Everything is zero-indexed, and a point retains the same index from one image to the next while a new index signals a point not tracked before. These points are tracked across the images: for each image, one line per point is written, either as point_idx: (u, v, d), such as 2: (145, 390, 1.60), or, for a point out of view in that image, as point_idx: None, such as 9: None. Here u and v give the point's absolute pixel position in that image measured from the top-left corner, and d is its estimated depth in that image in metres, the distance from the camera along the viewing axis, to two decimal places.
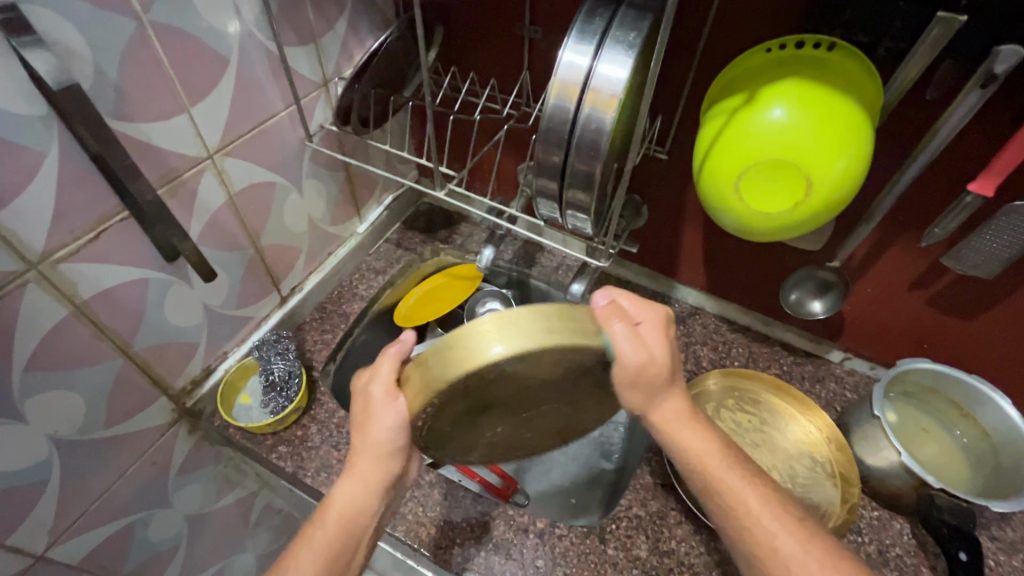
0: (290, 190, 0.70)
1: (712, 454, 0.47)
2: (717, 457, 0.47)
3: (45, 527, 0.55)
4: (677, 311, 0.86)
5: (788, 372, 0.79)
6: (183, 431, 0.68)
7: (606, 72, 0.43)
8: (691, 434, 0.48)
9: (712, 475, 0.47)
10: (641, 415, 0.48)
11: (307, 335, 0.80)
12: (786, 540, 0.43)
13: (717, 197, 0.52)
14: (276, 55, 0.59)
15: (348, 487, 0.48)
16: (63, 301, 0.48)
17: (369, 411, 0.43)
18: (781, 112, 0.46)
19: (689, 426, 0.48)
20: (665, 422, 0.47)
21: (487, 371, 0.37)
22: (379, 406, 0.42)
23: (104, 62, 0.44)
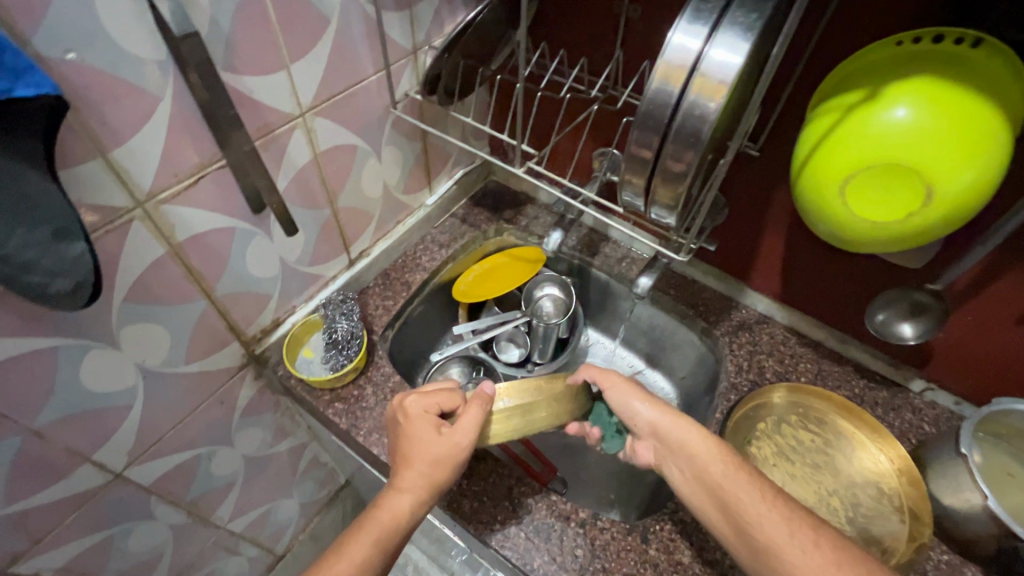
0: (371, 155, 0.71)
1: (714, 459, 0.54)
2: (718, 463, 0.53)
3: (127, 447, 0.60)
4: (743, 318, 0.82)
5: (860, 395, 0.74)
6: (250, 376, 0.71)
7: (719, 57, 0.40)
8: (698, 439, 0.55)
9: (718, 476, 0.52)
10: (655, 431, 0.58)
11: (369, 300, 0.82)
12: (779, 525, 0.48)
13: (815, 200, 0.49)
14: (373, 19, 0.60)
15: (408, 503, 0.52)
16: (162, 242, 0.51)
17: (453, 450, 0.54)
18: (905, 112, 0.42)
19: (694, 435, 0.56)
20: (669, 428, 0.57)
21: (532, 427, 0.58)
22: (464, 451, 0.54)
23: (220, 13, 0.46)
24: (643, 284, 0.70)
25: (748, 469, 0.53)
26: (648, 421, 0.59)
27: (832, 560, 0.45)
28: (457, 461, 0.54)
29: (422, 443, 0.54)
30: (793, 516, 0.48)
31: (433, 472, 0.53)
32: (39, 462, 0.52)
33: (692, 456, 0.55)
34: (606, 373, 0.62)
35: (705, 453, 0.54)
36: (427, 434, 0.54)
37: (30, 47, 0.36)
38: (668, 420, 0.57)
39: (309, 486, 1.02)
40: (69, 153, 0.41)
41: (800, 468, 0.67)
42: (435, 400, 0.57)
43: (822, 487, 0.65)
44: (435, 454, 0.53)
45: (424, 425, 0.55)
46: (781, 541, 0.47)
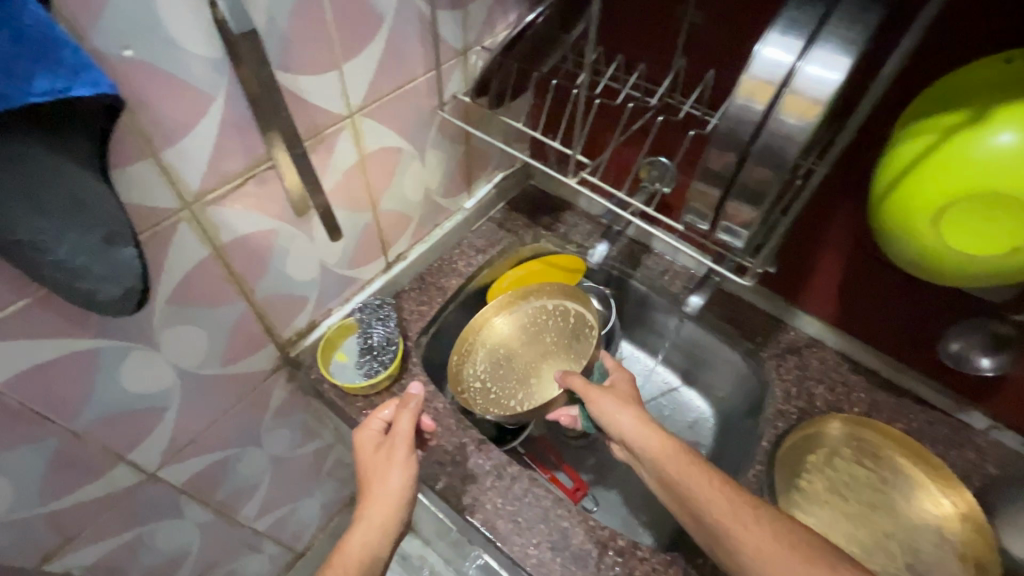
0: (414, 158, 0.69)
1: (670, 457, 0.56)
2: (673, 459, 0.56)
3: (160, 448, 0.59)
4: (792, 340, 0.78)
5: (919, 430, 0.69)
6: (283, 378, 0.70)
7: (814, 73, 0.36)
8: (650, 438, 0.58)
9: (675, 473, 0.55)
10: (618, 435, 0.61)
11: (404, 304, 0.80)
12: (721, 505, 0.51)
13: (900, 230, 0.46)
14: (427, 18, 0.57)
15: (365, 526, 0.58)
16: (206, 244, 0.50)
17: (388, 464, 0.60)
18: (1012, 138, 0.38)
19: (652, 438, 0.58)
20: (627, 430, 0.60)
21: (530, 319, 0.85)
22: (396, 464, 0.60)
23: (277, 11, 0.44)
24: (694, 304, 0.67)
25: (706, 467, 0.55)
26: (619, 429, 0.61)
27: (769, 534, 0.49)
28: (394, 468, 0.60)
29: (367, 460, 0.62)
30: (737, 499, 0.52)
31: (376, 486, 0.60)
32: (75, 461, 0.51)
33: (653, 458, 0.57)
34: (589, 388, 0.64)
35: (662, 453, 0.57)
36: (369, 451, 0.62)
37: (87, 43, 0.34)
38: (636, 427, 0.60)
39: (331, 487, 1.01)
40: (121, 153, 0.40)
41: (853, 506, 0.63)
42: (377, 415, 0.65)
43: (879, 528, 0.61)
44: (373, 466, 0.61)
45: (368, 444, 0.63)
46: (726, 520, 0.50)
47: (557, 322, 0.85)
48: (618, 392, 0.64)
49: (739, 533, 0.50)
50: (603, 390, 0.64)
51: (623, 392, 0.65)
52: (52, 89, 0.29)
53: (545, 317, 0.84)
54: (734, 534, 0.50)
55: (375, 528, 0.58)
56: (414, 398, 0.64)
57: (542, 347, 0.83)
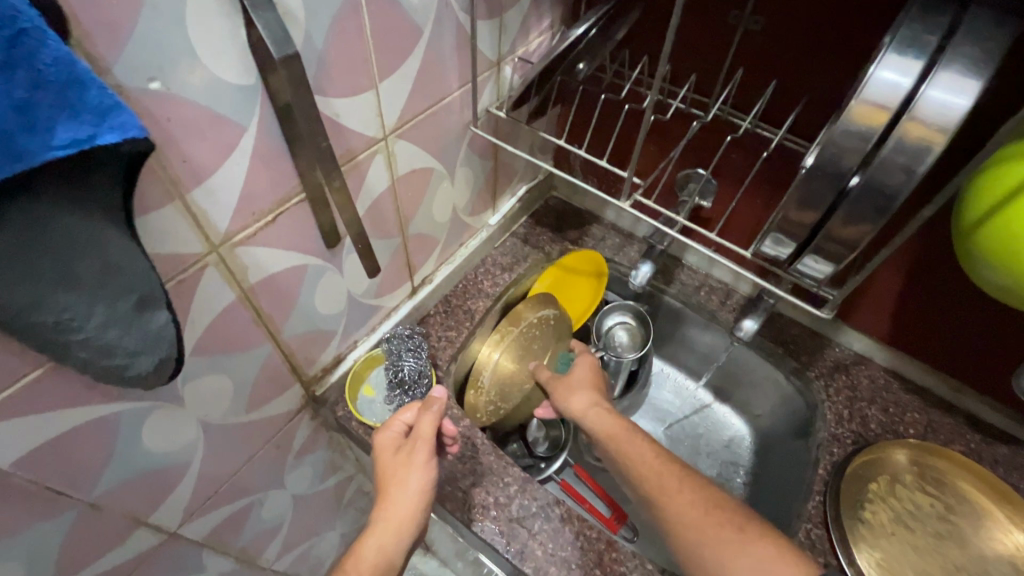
0: (445, 177, 0.65)
1: (616, 438, 0.58)
2: (615, 439, 0.58)
3: (182, 506, 0.54)
4: (838, 357, 0.75)
5: (977, 452, 0.67)
6: (308, 417, 0.66)
7: (939, 98, 0.32)
8: (598, 420, 0.61)
9: (618, 450, 0.57)
10: (568, 416, 0.64)
11: (431, 329, 0.76)
12: (652, 476, 0.53)
13: (1002, 259, 0.41)
14: (466, 29, 0.53)
15: (381, 529, 0.55)
16: (234, 287, 0.45)
17: (405, 467, 0.57)
18: None
19: (598, 419, 0.61)
20: (576, 412, 0.63)
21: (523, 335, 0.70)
22: (413, 466, 0.57)
23: (315, 28, 0.39)
24: (748, 327, 0.65)
25: (650, 441, 0.57)
26: (570, 412, 0.64)
27: (696, 499, 0.50)
28: (412, 471, 0.56)
29: (384, 463, 0.58)
30: (668, 472, 0.53)
31: (394, 489, 0.56)
32: (93, 531, 0.46)
33: (601, 437, 0.60)
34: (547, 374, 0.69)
35: (608, 432, 0.59)
36: (388, 454, 0.58)
37: (111, 77, 0.29)
38: (584, 411, 0.62)
39: (350, 517, 0.96)
40: (143, 197, 0.34)
41: (923, 538, 0.60)
42: (399, 418, 0.60)
43: (949, 561, 0.59)
44: (392, 470, 0.57)
45: (388, 447, 0.59)
46: (654, 492, 0.52)
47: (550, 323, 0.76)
48: (570, 375, 0.67)
49: (669, 505, 0.51)
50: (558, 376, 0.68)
51: (576, 375, 0.67)
52: (76, 139, 0.25)
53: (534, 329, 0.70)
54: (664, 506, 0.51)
55: (391, 533, 0.55)
56: (436, 401, 0.59)
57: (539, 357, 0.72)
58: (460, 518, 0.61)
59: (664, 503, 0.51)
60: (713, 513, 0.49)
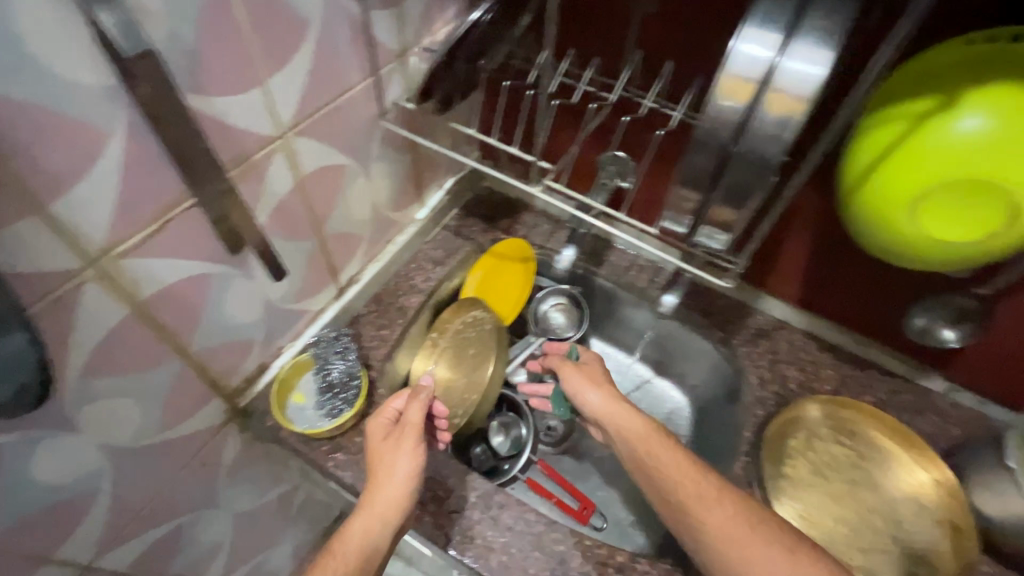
0: (359, 173, 0.63)
1: (642, 437, 0.58)
2: (641, 440, 0.58)
3: (96, 536, 0.51)
4: (760, 324, 0.78)
5: (886, 401, 0.71)
6: (235, 431, 0.63)
7: (797, 69, 0.34)
8: (619, 413, 0.61)
9: (642, 448, 0.57)
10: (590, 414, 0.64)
11: (363, 330, 0.74)
12: (681, 483, 0.53)
13: (878, 221, 0.45)
14: (360, 19, 0.51)
15: (365, 514, 0.53)
16: (124, 302, 0.42)
17: (395, 454, 0.56)
18: (977, 121, 0.38)
19: (624, 416, 0.61)
20: (596, 408, 0.63)
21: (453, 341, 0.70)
22: (403, 453, 0.56)
23: (180, 24, 0.37)
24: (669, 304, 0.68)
25: (671, 442, 0.57)
26: (592, 409, 0.64)
27: (729, 513, 0.50)
28: (401, 456, 0.56)
29: (374, 450, 0.58)
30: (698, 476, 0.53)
31: (379, 480, 0.55)
32: None
33: (624, 433, 0.60)
34: (561, 367, 0.68)
35: (635, 433, 0.59)
36: (377, 439, 0.58)
37: None
38: (607, 406, 0.62)
39: (302, 529, 0.94)
40: None
41: (837, 486, 0.64)
42: (389, 406, 0.61)
43: (862, 506, 0.63)
44: (381, 455, 0.57)
45: (377, 433, 0.59)
46: (685, 500, 0.52)
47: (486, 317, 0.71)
48: (590, 369, 0.67)
49: (701, 516, 0.50)
50: (577, 366, 0.67)
51: (595, 371, 0.67)
52: None
53: (463, 331, 0.71)
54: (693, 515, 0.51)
55: (374, 517, 0.53)
56: (425, 389, 0.62)
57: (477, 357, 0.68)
58: None
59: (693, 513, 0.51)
60: (760, 529, 0.49)
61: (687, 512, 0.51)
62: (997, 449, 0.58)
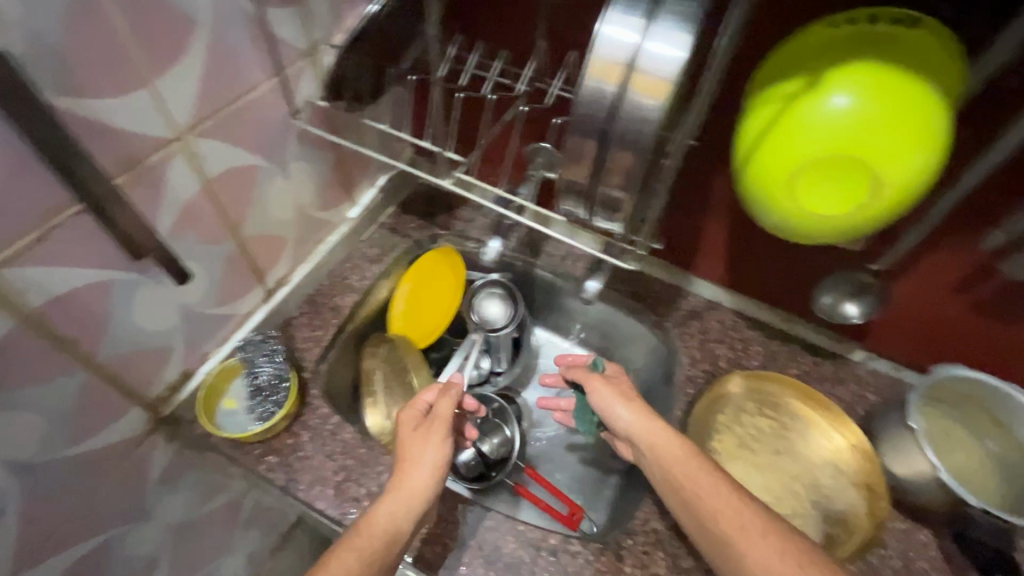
0: (275, 173, 0.63)
1: (679, 459, 0.54)
2: (681, 461, 0.53)
3: (7, 556, 0.49)
4: (692, 306, 0.80)
5: (809, 373, 0.74)
6: (162, 440, 0.62)
7: (657, 51, 0.35)
8: (658, 431, 0.56)
9: (682, 473, 0.53)
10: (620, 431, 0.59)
11: (296, 332, 0.74)
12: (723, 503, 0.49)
13: (764, 199, 0.46)
14: (256, 16, 0.51)
15: (393, 498, 0.50)
16: (10, 313, 0.41)
17: (421, 445, 0.54)
18: (844, 99, 0.40)
19: (661, 433, 0.56)
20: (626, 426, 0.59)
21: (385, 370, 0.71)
22: (431, 444, 0.54)
23: (40, 24, 0.36)
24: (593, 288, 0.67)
25: (713, 465, 0.53)
26: (625, 426, 0.59)
27: (776, 547, 0.44)
28: (429, 447, 0.54)
29: (407, 439, 0.55)
30: (732, 497, 0.49)
31: (410, 467, 0.52)
32: None
33: (659, 453, 0.55)
34: (588, 378, 0.64)
35: (676, 457, 0.54)
36: (408, 429, 0.56)
37: None
38: (639, 422, 0.58)
39: None
40: None
41: (761, 457, 0.67)
42: (420, 398, 0.60)
43: (785, 473, 0.65)
44: (410, 443, 0.55)
45: (408, 423, 0.57)
46: (727, 529, 0.47)
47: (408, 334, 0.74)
48: (618, 381, 0.63)
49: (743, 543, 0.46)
50: (606, 379, 0.63)
51: (623, 384, 0.63)
52: None
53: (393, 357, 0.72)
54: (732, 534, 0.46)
55: (402, 501, 0.50)
56: (456, 386, 0.60)
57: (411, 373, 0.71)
58: (333, 513, 0.61)
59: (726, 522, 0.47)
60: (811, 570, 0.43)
61: (729, 529, 0.47)
62: (900, 411, 0.62)
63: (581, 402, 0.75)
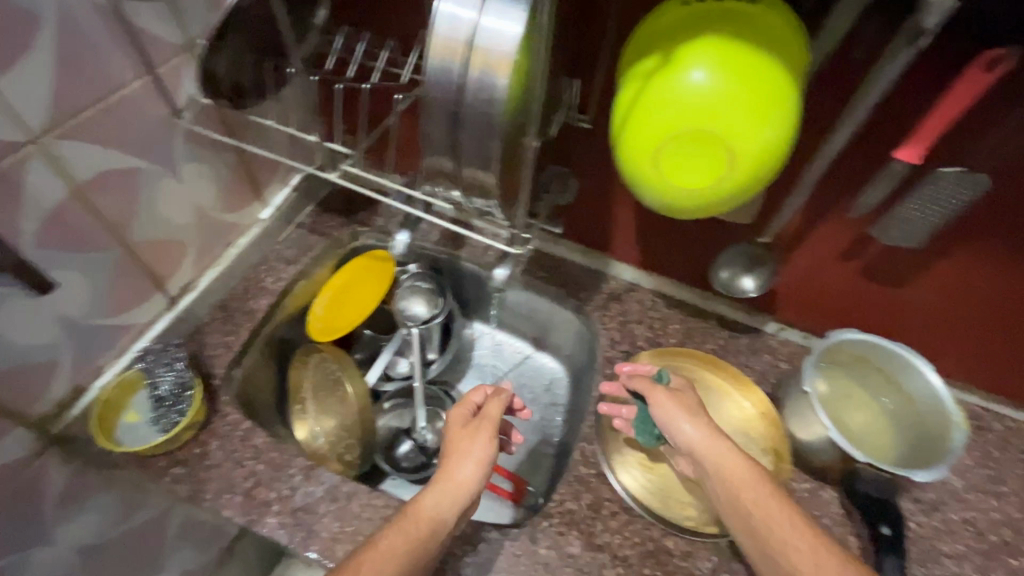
0: (162, 174, 0.60)
1: (743, 478, 0.55)
2: (745, 476, 0.55)
3: None
4: (613, 288, 0.80)
5: (725, 346, 0.75)
6: (57, 459, 0.60)
7: (494, 28, 0.35)
8: (720, 443, 0.57)
9: (742, 487, 0.55)
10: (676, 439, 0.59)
11: (206, 338, 0.70)
12: (778, 519, 0.53)
13: (638, 174, 0.47)
14: (112, 11, 0.48)
15: (437, 490, 0.53)
16: None
17: (466, 444, 0.58)
18: (702, 74, 0.41)
19: (727, 454, 0.57)
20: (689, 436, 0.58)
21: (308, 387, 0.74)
22: (475, 441, 0.58)
23: None
24: (502, 276, 0.67)
25: (776, 490, 0.55)
26: (689, 441, 0.58)
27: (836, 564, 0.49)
28: (475, 444, 0.57)
29: (455, 441, 0.58)
30: (782, 514, 0.53)
31: (454, 466, 0.56)
32: None
33: (725, 469, 0.56)
34: (654, 391, 0.61)
35: (739, 475, 0.55)
36: (457, 428, 0.60)
37: None
38: (707, 438, 0.58)
39: None
40: None
41: None
42: (470, 397, 0.63)
43: None
44: (457, 442, 0.58)
45: (457, 421, 0.61)
46: (784, 543, 0.51)
47: (330, 350, 0.76)
48: (682, 395, 0.61)
49: (791, 553, 0.51)
50: (670, 393, 0.61)
51: (688, 398, 0.61)
52: None
53: (316, 374, 0.74)
54: (776, 541, 0.52)
55: (448, 494, 0.54)
56: (504, 391, 0.64)
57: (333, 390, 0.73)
58: (242, 522, 0.59)
59: (764, 526, 0.52)
60: None
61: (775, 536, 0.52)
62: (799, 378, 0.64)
63: (642, 411, 0.64)
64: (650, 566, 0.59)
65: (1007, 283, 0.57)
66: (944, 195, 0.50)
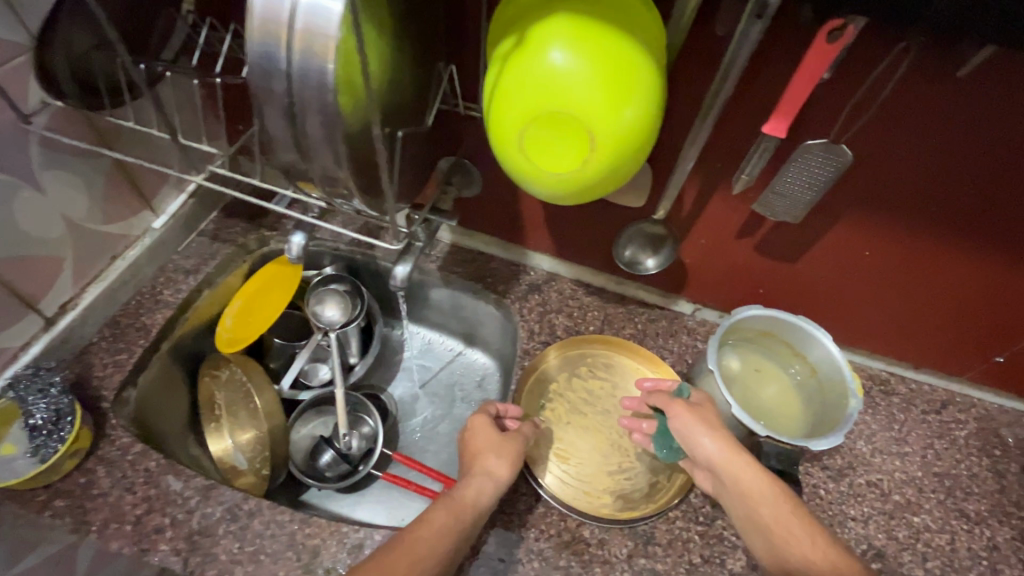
0: (19, 186, 0.57)
1: (762, 492, 0.52)
2: (764, 491, 0.52)
3: None
4: (532, 279, 0.79)
5: (643, 330, 0.75)
6: None
7: (312, 6, 0.33)
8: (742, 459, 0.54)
9: (760, 503, 0.52)
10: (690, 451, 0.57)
11: (94, 359, 0.66)
12: (796, 535, 0.50)
13: (507, 158, 0.45)
14: None
15: (480, 478, 0.54)
16: None
17: (500, 446, 0.57)
18: (560, 55, 0.40)
19: (750, 470, 0.53)
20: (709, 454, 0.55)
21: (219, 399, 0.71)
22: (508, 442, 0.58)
23: None
24: (400, 274, 0.63)
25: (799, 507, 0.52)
26: (709, 457, 0.55)
27: None
28: (505, 447, 0.58)
29: (490, 442, 0.57)
30: (802, 531, 0.50)
31: (494, 462, 0.56)
32: None
33: (744, 486, 0.53)
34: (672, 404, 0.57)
35: (761, 493, 0.52)
36: (487, 430, 0.59)
37: None
38: (728, 456, 0.54)
39: None
40: None
41: (593, 418, 0.69)
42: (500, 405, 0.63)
43: (613, 430, 0.68)
44: (489, 445, 0.57)
45: (485, 426, 0.59)
46: (801, 560, 0.49)
47: (239, 361, 0.71)
48: (702, 410, 0.58)
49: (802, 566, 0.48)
50: (689, 406, 0.57)
51: (709, 412, 0.58)
52: None
53: (225, 386, 0.71)
54: (791, 553, 0.49)
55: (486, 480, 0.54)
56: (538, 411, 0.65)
57: (244, 403, 0.70)
58: (131, 552, 0.56)
59: (781, 532, 0.50)
60: None
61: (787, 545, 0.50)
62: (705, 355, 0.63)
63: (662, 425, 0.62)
64: (565, 556, 0.59)
65: (889, 250, 0.59)
66: (815, 163, 0.51)
